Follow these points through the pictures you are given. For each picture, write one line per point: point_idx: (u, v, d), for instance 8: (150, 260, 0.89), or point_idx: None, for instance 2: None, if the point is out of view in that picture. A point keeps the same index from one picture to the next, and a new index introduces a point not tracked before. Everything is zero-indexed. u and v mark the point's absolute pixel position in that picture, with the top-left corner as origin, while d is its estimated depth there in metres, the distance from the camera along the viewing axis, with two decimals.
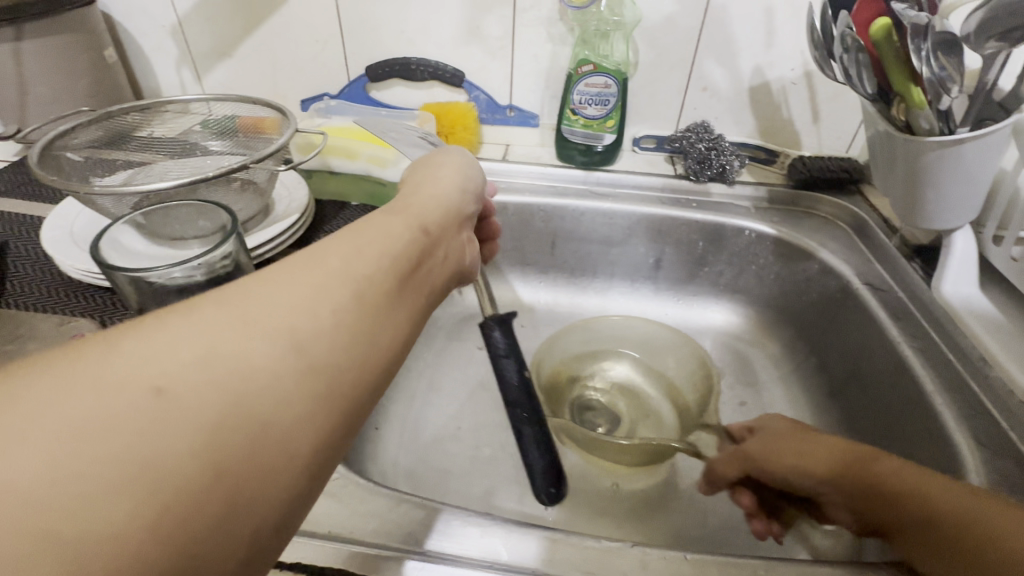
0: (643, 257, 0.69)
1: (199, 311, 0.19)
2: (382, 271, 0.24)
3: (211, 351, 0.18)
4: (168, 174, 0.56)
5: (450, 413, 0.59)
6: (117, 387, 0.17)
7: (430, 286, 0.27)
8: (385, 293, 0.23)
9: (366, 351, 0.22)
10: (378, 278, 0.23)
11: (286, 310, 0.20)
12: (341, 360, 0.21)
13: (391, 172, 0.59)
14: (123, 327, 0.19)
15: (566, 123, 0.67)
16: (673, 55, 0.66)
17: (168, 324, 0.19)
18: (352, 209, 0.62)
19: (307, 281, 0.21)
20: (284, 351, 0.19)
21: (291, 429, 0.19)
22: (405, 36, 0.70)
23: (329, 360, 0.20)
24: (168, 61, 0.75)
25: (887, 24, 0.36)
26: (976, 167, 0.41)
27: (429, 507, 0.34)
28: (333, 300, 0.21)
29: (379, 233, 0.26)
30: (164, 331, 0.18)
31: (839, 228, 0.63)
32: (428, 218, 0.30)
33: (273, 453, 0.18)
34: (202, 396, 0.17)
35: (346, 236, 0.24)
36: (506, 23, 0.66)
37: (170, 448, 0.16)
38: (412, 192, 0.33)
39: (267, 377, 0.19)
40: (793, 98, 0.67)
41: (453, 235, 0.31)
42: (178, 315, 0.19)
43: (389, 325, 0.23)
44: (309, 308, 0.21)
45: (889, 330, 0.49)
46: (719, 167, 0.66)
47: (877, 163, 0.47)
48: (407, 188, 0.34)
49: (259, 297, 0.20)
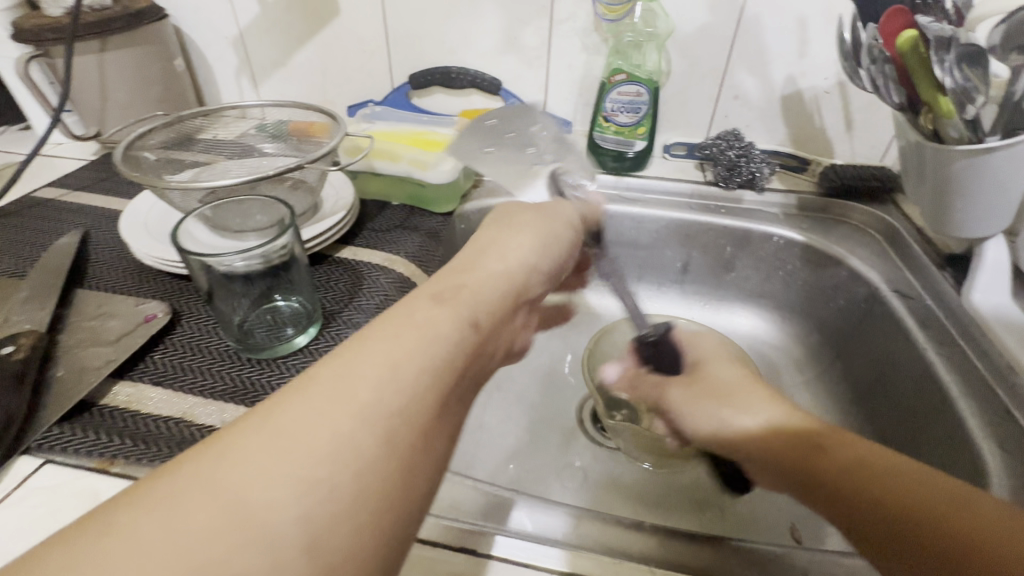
0: (671, 261, 0.71)
1: (191, 496, 0.19)
2: (413, 409, 0.23)
3: (199, 561, 0.17)
4: (228, 173, 0.62)
5: (479, 404, 0.62)
6: (181, 512, 0.18)
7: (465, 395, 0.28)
8: (409, 440, 0.23)
9: (379, 519, 0.21)
10: (404, 423, 0.23)
11: (290, 489, 0.19)
12: (350, 540, 0.20)
13: (431, 174, 0.63)
14: (118, 512, 0.18)
15: (598, 130, 0.70)
16: (705, 64, 0.67)
17: (158, 516, 0.18)
18: (393, 209, 0.66)
19: (322, 440, 0.21)
20: (284, 549, 0.18)
21: (345, 542, 0.20)
22: (447, 47, 0.73)
23: (335, 545, 0.19)
24: (229, 70, 0.81)
25: (913, 36, 0.37)
26: (1005, 175, 0.41)
27: (460, 481, 0.37)
28: (346, 463, 0.21)
29: (420, 348, 0.25)
30: (155, 527, 0.18)
31: (871, 236, 0.63)
32: (479, 307, 0.31)
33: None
34: (266, 506, 0.19)
35: (380, 359, 0.24)
36: (543, 34, 0.69)
37: (245, 551, 0.18)
38: (472, 265, 0.34)
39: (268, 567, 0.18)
40: (826, 107, 0.67)
41: (502, 325, 0.32)
42: (168, 506, 0.18)
43: (409, 477, 0.23)
44: (318, 482, 0.20)
45: (916, 337, 0.49)
46: (748, 174, 0.67)
47: (907, 172, 0.48)
48: (470, 254, 0.36)
49: (264, 472, 0.19)
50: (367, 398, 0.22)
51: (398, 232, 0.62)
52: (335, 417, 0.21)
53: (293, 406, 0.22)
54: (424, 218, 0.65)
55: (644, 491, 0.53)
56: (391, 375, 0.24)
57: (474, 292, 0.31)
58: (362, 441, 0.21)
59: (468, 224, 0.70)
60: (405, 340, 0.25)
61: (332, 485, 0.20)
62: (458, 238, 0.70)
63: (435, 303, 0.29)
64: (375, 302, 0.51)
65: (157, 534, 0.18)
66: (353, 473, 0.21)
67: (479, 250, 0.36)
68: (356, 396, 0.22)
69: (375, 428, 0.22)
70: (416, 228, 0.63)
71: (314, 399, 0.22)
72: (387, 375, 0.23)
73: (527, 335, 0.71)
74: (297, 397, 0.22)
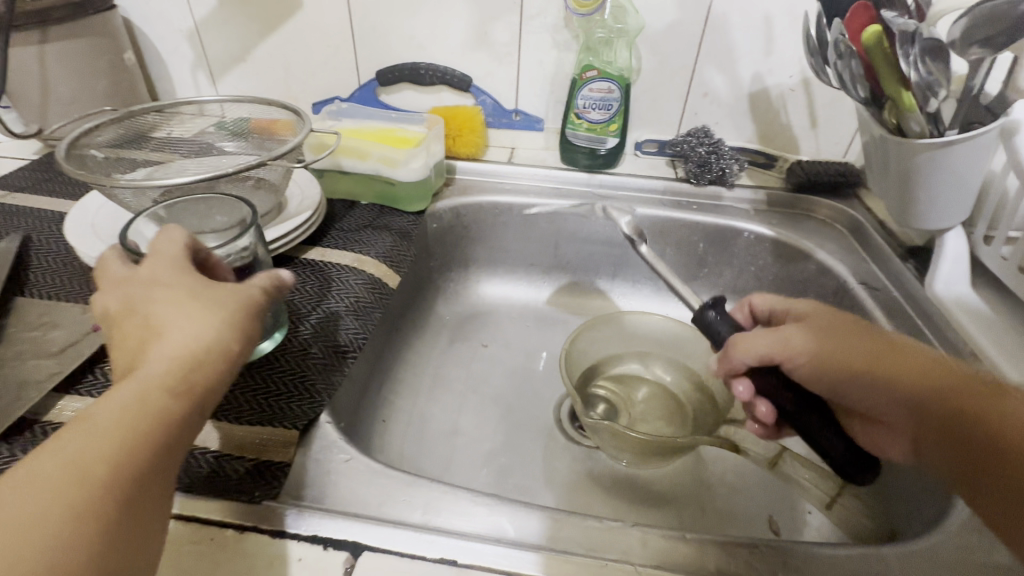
0: (645, 258, 0.71)
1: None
2: (125, 417, 0.26)
3: None
4: (185, 172, 0.58)
5: (456, 406, 0.61)
6: None
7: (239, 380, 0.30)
8: (148, 433, 0.26)
9: (132, 500, 0.25)
10: (131, 427, 0.26)
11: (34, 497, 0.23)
12: (114, 524, 0.24)
13: (401, 172, 0.61)
14: None
15: (570, 127, 0.69)
16: (675, 62, 0.68)
17: None
18: (361, 208, 0.64)
19: (47, 460, 0.24)
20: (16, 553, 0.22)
21: (101, 527, 0.24)
22: (415, 42, 0.72)
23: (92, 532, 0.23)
24: (184, 64, 0.77)
25: (878, 30, 0.38)
26: (965, 168, 0.42)
27: (438, 488, 0.36)
28: (72, 469, 0.24)
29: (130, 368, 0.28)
30: None
31: (837, 230, 0.64)
32: (226, 317, 0.30)
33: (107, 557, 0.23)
34: None
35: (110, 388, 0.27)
36: (513, 30, 0.69)
37: (69, 493, 0.23)
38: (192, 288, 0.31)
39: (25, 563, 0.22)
40: (792, 104, 0.69)
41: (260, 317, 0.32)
42: None
43: (165, 462, 0.26)
44: (49, 491, 0.23)
45: (883, 328, 0.50)
46: (718, 170, 0.68)
47: (871, 165, 0.49)
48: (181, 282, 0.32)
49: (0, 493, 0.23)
50: (141, 376, 0.27)
51: (367, 232, 0.60)
52: (144, 368, 0.27)
53: (181, 326, 0.28)
54: (395, 218, 0.63)
55: (621, 488, 0.53)
56: (182, 341, 0.28)
57: (228, 296, 0.31)
58: (170, 386, 0.27)
59: (440, 223, 0.68)
60: (211, 296, 0.30)
61: (102, 451, 0.25)
62: (430, 238, 0.68)
63: (175, 307, 0.30)
64: (345, 305, 0.50)
65: (55, 465, 0.24)
66: (122, 442, 0.25)
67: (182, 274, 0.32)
68: (166, 355, 0.27)
69: (150, 401, 0.26)
70: (388, 228, 0.61)
71: (141, 372, 0.27)
72: (171, 351, 0.28)
73: (503, 334, 0.70)
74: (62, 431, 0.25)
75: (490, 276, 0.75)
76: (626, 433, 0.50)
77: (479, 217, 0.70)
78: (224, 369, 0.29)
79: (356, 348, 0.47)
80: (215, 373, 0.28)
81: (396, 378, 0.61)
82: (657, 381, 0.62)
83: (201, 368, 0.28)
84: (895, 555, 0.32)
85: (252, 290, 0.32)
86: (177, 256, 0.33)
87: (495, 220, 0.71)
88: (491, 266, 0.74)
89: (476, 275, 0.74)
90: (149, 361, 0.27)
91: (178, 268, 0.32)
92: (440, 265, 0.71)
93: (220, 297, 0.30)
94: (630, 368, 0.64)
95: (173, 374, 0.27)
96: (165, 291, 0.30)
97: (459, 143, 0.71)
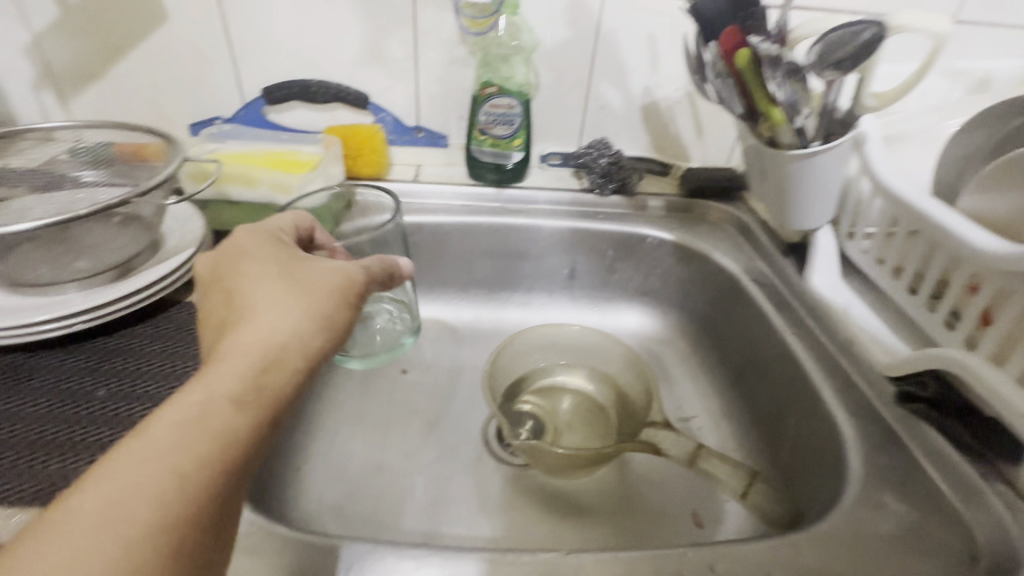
0: (559, 268, 0.72)
1: (98, 473, 0.24)
2: (230, 394, 0.28)
3: (100, 526, 0.23)
4: (29, 212, 0.50)
5: (377, 443, 0.58)
6: (70, 511, 0.23)
7: (313, 365, 0.32)
8: (242, 409, 0.28)
9: (228, 468, 0.26)
10: (231, 401, 0.28)
11: (136, 467, 0.24)
12: (209, 490, 0.25)
13: (296, 198, 0.57)
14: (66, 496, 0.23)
15: (475, 143, 0.69)
16: (571, 77, 0.70)
17: (80, 494, 0.23)
18: (254, 239, 0.58)
19: (158, 433, 0.25)
20: (131, 515, 0.23)
21: (198, 500, 0.25)
22: (302, 58, 0.67)
23: (193, 497, 0.25)
24: (23, 83, 0.66)
25: (747, 55, 0.40)
26: (827, 175, 0.47)
27: (362, 547, 0.34)
28: (179, 440, 0.25)
29: (220, 358, 0.29)
30: (71, 509, 0.23)
31: (728, 231, 0.69)
32: (318, 306, 0.33)
33: (195, 518, 0.25)
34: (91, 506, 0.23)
35: (210, 369, 0.29)
36: (408, 46, 0.67)
37: (164, 476, 0.24)
38: (259, 285, 0.33)
39: (136, 526, 0.23)
40: (680, 115, 0.73)
41: (345, 314, 0.34)
42: (84, 486, 0.24)
43: (254, 435, 0.28)
44: (158, 459, 0.25)
45: (775, 321, 0.55)
46: (621, 180, 0.71)
47: (751, 173, 0.53)
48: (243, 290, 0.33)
49: (112, 461, 0.24)
50: (216, 377, 0.28)
51: None
52: (234, 360, 0.29)
53: (254, 320, 0.31)
54: None
55: (554, 505, 0.53)
56: (263, 333, 0.31)
57: (308, 288, 0.33)
58: (259, 377, 0.29)
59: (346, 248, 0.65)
60: (291, 290, 0.33)
61: (176, 442, 0.25)
62: None
63: (272, 302, 0.32)
64: None
65: (135, 456, 0.25)
66: (200, 437, 0.26)
67: (297, 274, 0.34)
68: (251, 345, 0.30)
69: (228, 396, 0.28)
70: None
71: (215, 370, 0.28)
72: (255, 345, 0.30)
73: (423, 358, 0.68)
74: (160, 416, 0.26)
75: None
76: (552, 449, 0.50)
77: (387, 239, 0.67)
78: (306, 360, 0.31)
79: None
80: (296, 368, 0.31)
81: (309, 419, 0.57)
82: (580, 391, 0.63)
83: (280, 360, 0.30)
84: (803, 537, 0.34)
85: (340, 287, 0.35)
86: (291, 260, 0.36)
87: (405, 241, 0.68)
88: None
89: None
90: (234, 352, 0.29)
91: (303, 270, 0.35)
92: None
93: (296, 288, 0.33)
94: (554, 380, 0.64)
95: (273, 367, 0.30)
96: (256, 289, 0.33)
97: (360, 164, 0.68)
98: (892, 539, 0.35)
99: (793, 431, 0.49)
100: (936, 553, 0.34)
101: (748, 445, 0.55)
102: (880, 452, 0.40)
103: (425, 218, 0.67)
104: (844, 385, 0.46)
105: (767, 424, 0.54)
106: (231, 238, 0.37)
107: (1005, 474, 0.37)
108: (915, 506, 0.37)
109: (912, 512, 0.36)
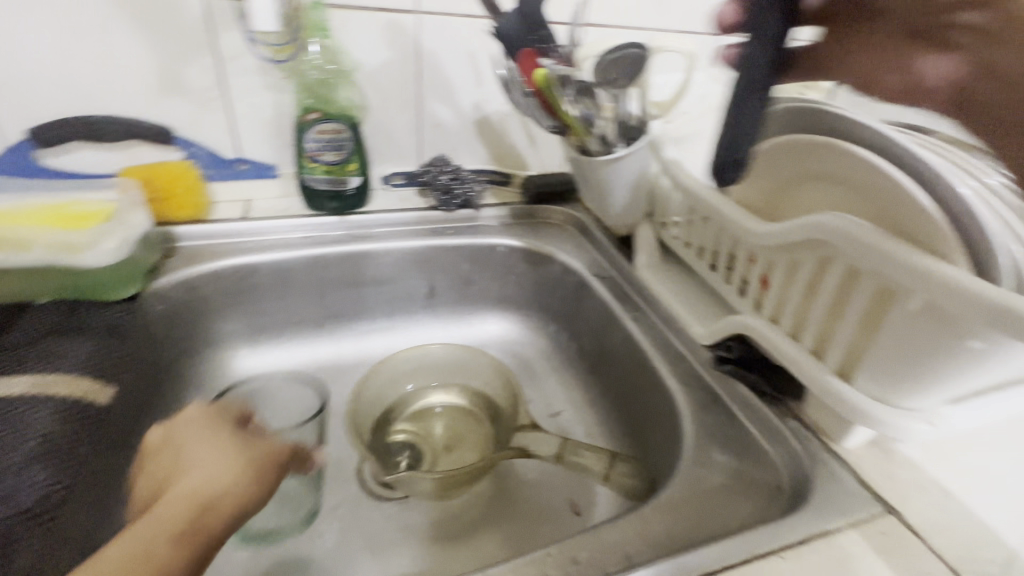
0: (417, 288, 0.72)
1: None
2: (171, 534, 0.29)
3: None
4: None
5: None
6: None
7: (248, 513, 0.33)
8: (182, 548, 0.29)
9: None
10: (172, 539, 0.29)
11: None
12: None
13: (87, 256, 0.49)
14: None
15: (306, 172, 0.65)
16: (399, 97, 0.70)
17: None
18: (38, 310, 0.49)
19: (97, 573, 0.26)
20: None
21: None
22: (78, 92, 0.58)
23: None
24: None
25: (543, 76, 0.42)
26: (634, 175, 0.53)
27: None
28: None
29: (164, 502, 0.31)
30: None
31: (569, 231, 0.74)
32: (257, 453, 0.36)
33: None
34: None
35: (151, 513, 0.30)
36: (211, 73, 0.61)
37: None
38: (200, 444, 0.35)
39: None
40: (511, 127, 0.77)
41: (278, 462, 0.36)
42: None
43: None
44: None
45: (616, 310, 0.60)
46: (463, 196, 0.72)
47: (577, 177, 0.57)
48: (193, 445, 0.35)
49: None
50: (163, 515, 0.30)
51: (49, 342, 0.46)
52: (176, 501, 0.30)
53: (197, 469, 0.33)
54: (94, 314, 0.50)
55: (440, 532, 0.52)
56: (199, 484, 0.32)
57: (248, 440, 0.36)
58: (199, 515, 0.30)
59: (167, 303, 0.57)
60: (221, 451, 0.35)
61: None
62: (157, 324, 0.56)
63: (216, 450, 0.35)
64: (27, 452, 0.39)
65: None
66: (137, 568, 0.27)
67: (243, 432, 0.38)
68: (191, 494, 0.31)
69: (167, 532, 0.29)
70: (82, 329, 0.48)
71: (162, 508, 0.30)
72: (192, 495, 0.31)
73: None
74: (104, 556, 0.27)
75: (251, 346, 0.66)
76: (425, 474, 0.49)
77: (218, 286, 0.61)
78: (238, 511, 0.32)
79: (55, 505, 0.37)
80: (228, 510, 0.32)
81: None
82: (453, 410, 0.63)
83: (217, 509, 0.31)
84: (652, 508, 0.38)
85: (267, 454, 0.36)
86: (218, 429, 0.37)
87: (240, 285, 0.62)
88: (249, 335, 0.65)
89: (234, 350, 0.64)
90: (174, 500, 0.30)
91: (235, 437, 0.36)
92: (180, 351, 0.59)
93: (230, 452, 0.35)
94: (426, 403, 0.63)
95: (200, 507, 0.31)
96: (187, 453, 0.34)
97: (174, 207, 0.61)
98: (721, 489, 0.40)
99: (643, 408, 0.55)
100: (753, 491, 0.40)
101: (611, 427, 0.60)
102: (706, 414, 0.46)
103: (260, 257, 0.62)
104: (675, 359, 0.52)
105: (623, 405, 0.58)
106: (185, 412, 0.37)
107: (795, 411, 0.44)
108: (736, 456, 0.42)
109: (734, 460, 0.42)
